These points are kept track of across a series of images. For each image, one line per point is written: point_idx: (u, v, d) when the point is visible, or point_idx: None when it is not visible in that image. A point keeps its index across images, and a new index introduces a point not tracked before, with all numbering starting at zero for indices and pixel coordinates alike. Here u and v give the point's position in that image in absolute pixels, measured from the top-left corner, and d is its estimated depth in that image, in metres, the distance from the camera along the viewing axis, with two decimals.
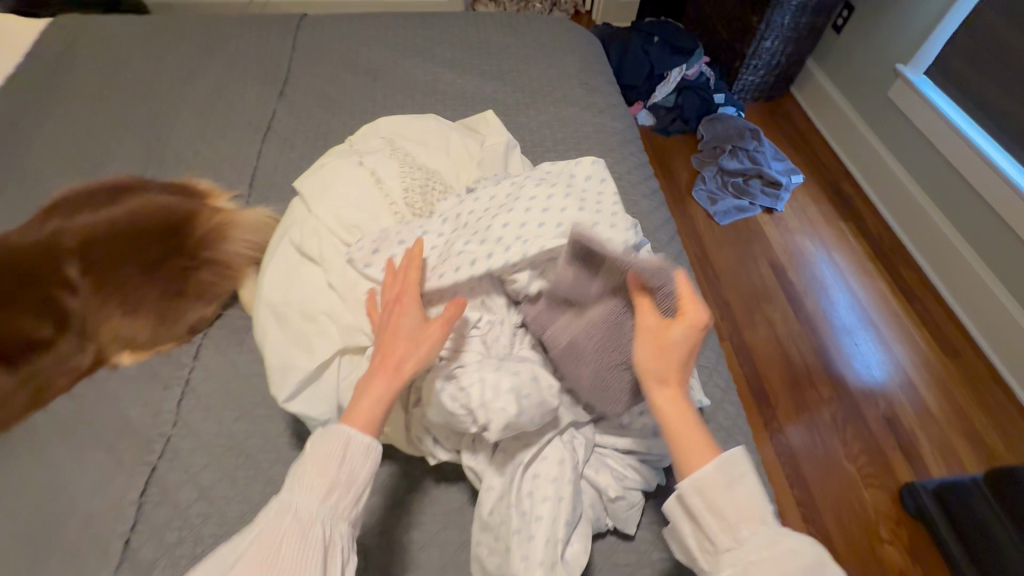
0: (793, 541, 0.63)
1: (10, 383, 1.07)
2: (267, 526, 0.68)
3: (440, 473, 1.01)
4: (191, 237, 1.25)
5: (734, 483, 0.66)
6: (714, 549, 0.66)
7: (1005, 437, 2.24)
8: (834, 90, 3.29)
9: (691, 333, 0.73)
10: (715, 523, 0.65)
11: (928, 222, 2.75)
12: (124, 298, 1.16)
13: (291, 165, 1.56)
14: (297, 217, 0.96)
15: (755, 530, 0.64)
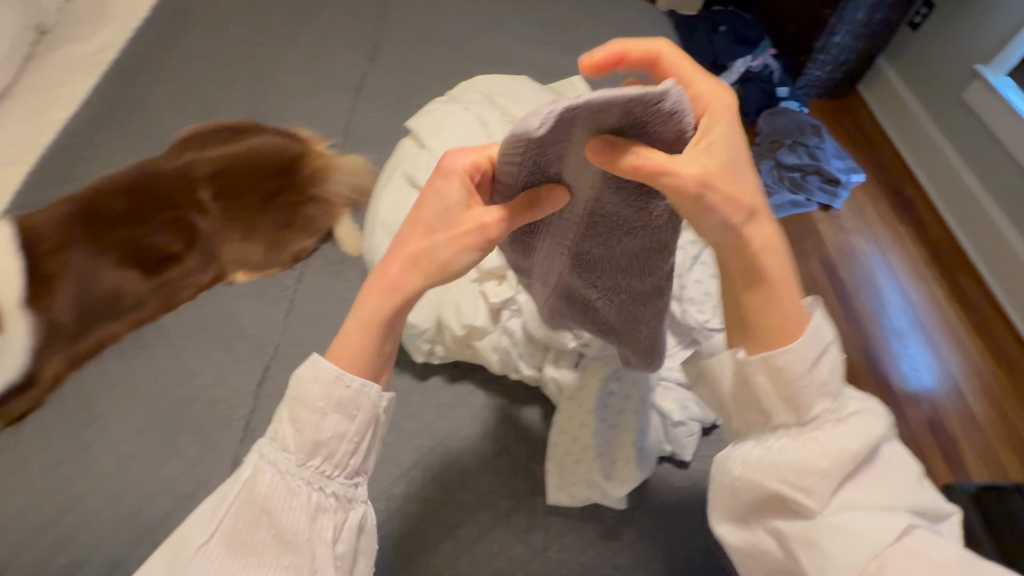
0: (857, 415, 0.73)
1: (147, 289, 1.23)
2: (241, 496, 0.74)
3: (512, 395, 1.13)
4: (298, 176, 1.38)
5: (819, 349, 0.73)
6: (774, 418, 0.75)
7: None
8: (903, 88, 3.22)
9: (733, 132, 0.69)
10: (778, 397, 0.74)
11: (992, 228, 2.70)
12: (242, 225, 1.31)
13: (379, 121, 1.70)
14: (409, 154, 1.08)
15: (818, 403, 0.73)
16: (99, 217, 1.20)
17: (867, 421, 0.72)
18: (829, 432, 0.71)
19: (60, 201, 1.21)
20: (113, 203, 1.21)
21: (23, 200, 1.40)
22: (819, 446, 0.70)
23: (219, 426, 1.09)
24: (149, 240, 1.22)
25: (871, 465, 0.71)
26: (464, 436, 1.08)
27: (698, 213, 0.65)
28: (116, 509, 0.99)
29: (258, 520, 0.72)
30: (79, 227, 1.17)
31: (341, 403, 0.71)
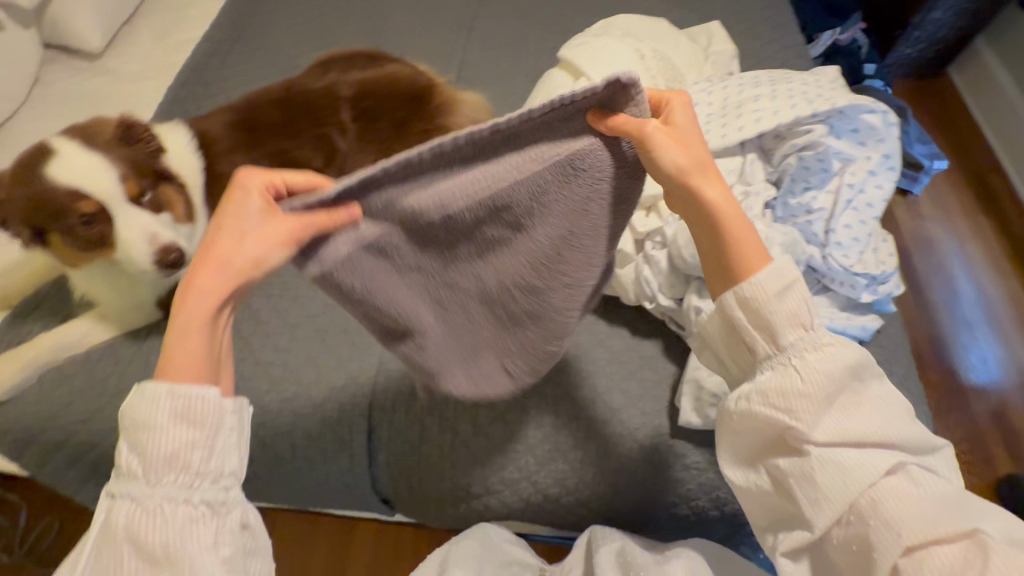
0: (835, 352, 0.72)
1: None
2: (108, 528, 0.61)
3: (635, 329, 1.17)
4: (427, 106, 1.41)
5: (785, 281, 0.73)
6: (759, 355, 0.75)
7: None
8: (1001, 70, 3.00)
9: (682, 109, 0.73)
10: (761, 335, 0.74)
11: None
12: (375, 148, 1.37)
13: (490, 60, 1.70)
14: (561, 84, 1.10)
15: (797, 340, 0.73)
16: (256, 127, 1.30)
17: (846, 358, 0.72)
18: (816, 374, 0.71)
19: (223, 112, 1.32)
20: (270, 116, 1.33)
21: (166, 111, 1.49)
22: (804, 387, 0.71)
23: (361, 330, 1.16)
24: (294, 153, 1.31)
25: (855, 402, 0.72)
26: (592, 359, 1.13)
27: (670, 146, 0.68)
28: (275, 393, 1.09)
29: (145, 528, 0.60)
30: (241, 134, 1.29)
31: (179, 413, 0.61)
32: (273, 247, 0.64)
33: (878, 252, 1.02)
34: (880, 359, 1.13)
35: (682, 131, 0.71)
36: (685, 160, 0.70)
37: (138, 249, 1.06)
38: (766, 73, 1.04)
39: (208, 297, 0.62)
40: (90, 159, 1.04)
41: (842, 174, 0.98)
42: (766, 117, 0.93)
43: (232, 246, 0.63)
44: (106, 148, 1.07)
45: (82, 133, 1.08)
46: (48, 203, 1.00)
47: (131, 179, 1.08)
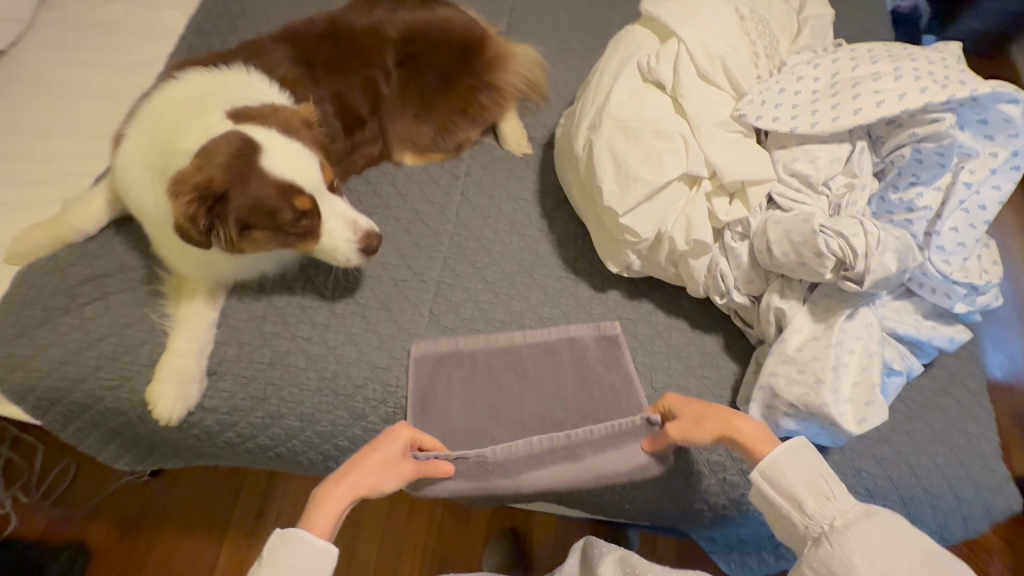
0: (861, 521, 0.63)
1: (339, 140, 1.19)
2: None
3: (696, 322, 1.09)
4: (477, 60, 1.30)
5: (795, 467, 0.70)
6: (797, 529, 0.69)
7: None
8: None
9: (675, 404, 0.88)
10: (792, 507, 0.69)
11: None
12: (418, 101, 1.28)
13: (543, 8, 1.53)
14: (646, 43, 0.98)
15: (824, 508, 0.67)
16: (305, 61, 1.20)
17: (876, 524, 0.63)
18: (847, 542, 0.63)
19: (260, 42, 1.19)
20: (319, 53, 1.21)
21: (189, 43, 1.34)
22: (837, 554, 0.63)
23: (405, 307, 1.10)
24: (336, 94, 1.20)
25: (895, 563, 0.59)
26: (649, 351, 1.07)
27: (678, 427, 0.83)
28: (314, 370, 1.02)
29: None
30: (291, 69, 1.17)
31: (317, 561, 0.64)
32: (393, 479, 0.77)
33: (978, 260, 0.93)
34: (947, 372, 1.07)
35: (692, 412, 0.84)
36: (702, 431, 0.80)
37: (341, 237, 1.01)
38: (884, 46, 0.91)
39: (362, 478, 0.74)
40: (293, 148, 0.96)
41: (957, 170, 0.87)
42: (891, 98, 0.82)
43: (384, 469, 0.77)
44: (299, 135, 1.00)
45: (269, 119, 0.98)
46: (265, 202, 0.94)
47: (326, 166, 1.02)
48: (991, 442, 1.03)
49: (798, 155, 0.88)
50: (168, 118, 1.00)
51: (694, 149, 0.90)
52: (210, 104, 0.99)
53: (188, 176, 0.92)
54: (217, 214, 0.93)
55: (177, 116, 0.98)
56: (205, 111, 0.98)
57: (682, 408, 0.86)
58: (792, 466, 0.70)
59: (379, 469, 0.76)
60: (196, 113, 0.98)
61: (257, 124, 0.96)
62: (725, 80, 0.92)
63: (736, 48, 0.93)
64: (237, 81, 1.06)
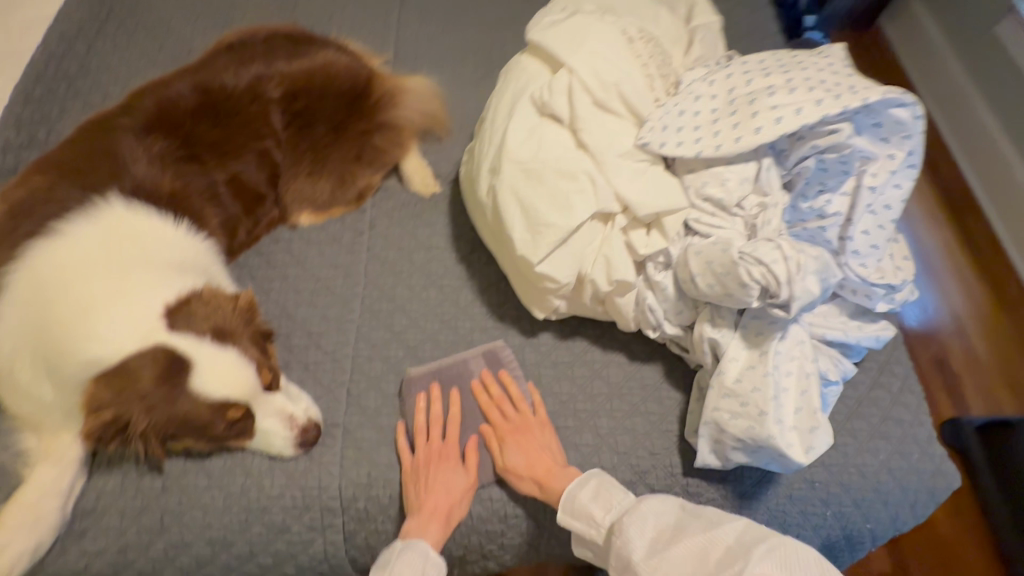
0: (631, 509, 0.74)
1: (242, 225, 1.09)
2: None
3: (632, 354, 1.05)
4: (364, 102, 1.18)
5: (593, 488, 0.81)
6: (598, 541, 0.78)
7: None
8: None
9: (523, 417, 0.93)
10: (586, 524, 0.79)
11: None
12: (311, 157, 1.14)
13: (434, 37, 1.45)
14: (535, 75, 0.91)
15: (614, 513, 0.78)
16: (190, 153, 1.02)
17: (642, 506, 0.74)
18: (629, 534, 0.71)
19: (105, 112, 1.02)
20: (179, 110, 1.03)
21: (22, 117, 1.16)
22: (623, 542, 0.70)
23: (320, 392, 0.98)
24: (218, 172, 1.05)
25: (663, 537, 0.68)
26: (589, 394, 1.00)
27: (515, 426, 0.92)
28: (218, 489, 0.88)
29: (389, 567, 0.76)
30: (148, 140, 0.99)
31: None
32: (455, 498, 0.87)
33: (891, 258, 0.93)
34: (878, 363, 1.08)
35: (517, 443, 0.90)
36: (506, 448, 0.90)
37: (278, 437, 0.88)
38: (772, 56, 0.90)
39: (447, 508, 0.85)
40: (228, 359, 0.82)
41: (861, 174, 0.86)
42: (788, 110, 0.79)
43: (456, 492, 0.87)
44: (238, 340, 0.86)
45: (202, 319, 0.84)
46: (192, 420, 0.81)
47: (264, 366, 0.88)
48: (929, 426, 1.03)
49: (708, 179, 0.84)
50: (60, 291, 0.82)
51: (602, 183, 0.84)
52: (130, 291, 0.83)
53: (108, 398, 0.79)
54: (130, 433, 0.80)
55: (81, 298, 0.82)
56: (127, 305, 0.82)
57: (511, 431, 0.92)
58: (580, 488, 0.81)
59: (451, 489, 0.87)
60: (112, 304, 0.82)
61: (189, 329, 0.82)
62: (622, 107, 0.86)
63: (630, 73, 0.87)
64: (161, 250, 0.90)
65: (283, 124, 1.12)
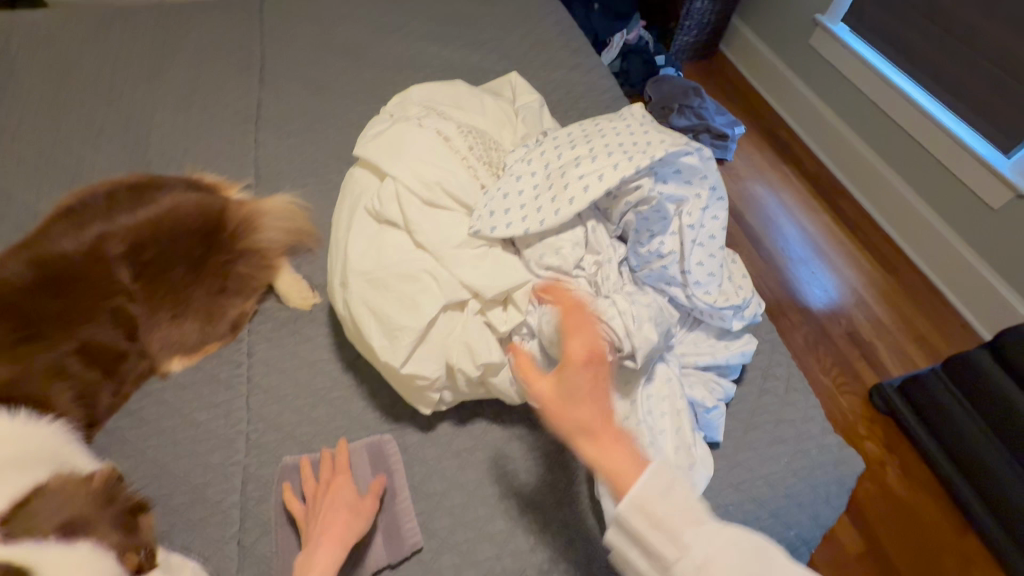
0: (728, 556, 0.57)
1: (103, 390, 1.02)
2: None
3: (533, 423, 1.05)
4: (219, 234, 1.16)
5: (672, 493, 0.61)
6: (660, 562, 0.59)
7: (944, 333, 2.27)
8: (756, 39, 3.15)
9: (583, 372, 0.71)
10: (659, 537, 0.59)
11: (853, 153, 2.67)
12: (170, 302, 1.10)
13: (293, 151, 1.49)
14: (367, 186, 0.95)
15: (695, 535, 0.58)
16: (30, 333, 0.97)
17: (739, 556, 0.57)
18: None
19: None
20: (11, 291, 0.98)
21: None
22: None
23: (210, 552, 0.91)
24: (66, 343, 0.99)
25: None
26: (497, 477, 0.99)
27: (579, 376, 0.70)
28: None
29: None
30: None
31: None
32: (361, 520, 0.88)
33: (732, 280, 1.01)
34: (760, 370, 1.14)
35: (572, 389, 0.68)
36: (570, 418, 0.66)
37: None
38: (579, 128, 0.99)
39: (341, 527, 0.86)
40: (82, 552, 0.75)
41: (679, 215, 0.94)
42: (593, 177, 0.87)
43: (354, 515, 0.88)
44: (94, 527, 0.79)
45: (49, 516, 0.77)
46: None
47: (129, 548, 0.81)
48: (819, 419, 1.10)
49: (544, 251, 0.89)
50: None
51: (445, 277, 0.86)
52: None
53: None
54: None
55: None
56: None
57: (579, 372, 0.71)
58: (654, 489, 0.61)
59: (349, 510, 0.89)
60: None
61: (30, 532, 0.74)
62: (451, 201, 0.91)
63: (452, 169, 0.92)
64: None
65: (134, 277, 1.08)
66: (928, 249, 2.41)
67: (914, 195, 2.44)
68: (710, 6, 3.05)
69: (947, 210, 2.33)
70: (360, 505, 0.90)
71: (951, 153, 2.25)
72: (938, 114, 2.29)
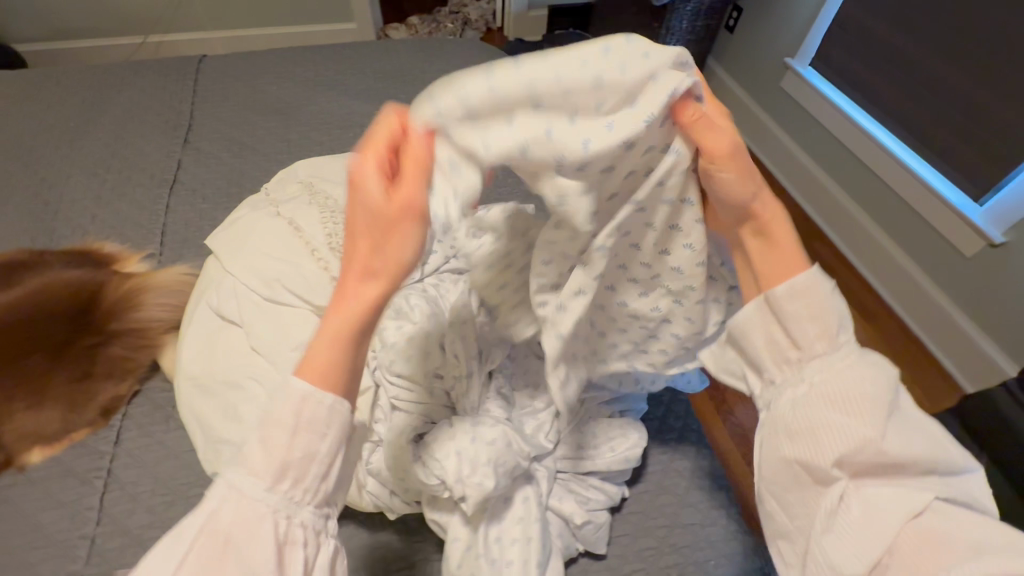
0: (855, 367, 0.65)
1: None
2: (216, 509, 0.56)
3: (405, 527, 0.94)
4: (89, 315, 1.13)
5: (815, 296, 0.66)
6: (780, 365, 0.69)
7: (925, 383, 2.10)
8: (728, 78, 3.08)
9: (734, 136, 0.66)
10: (805, 328, 0.66)
11: (827, 195, 2.56)
12: (25, 390, 1.03)
13: (205, 217, 1.46)
14: (213, 278, 0.90)
15: (826, 346, 0.66)
16: None
17: (863, 371, 0.65)
18: (870, 476, 0.62)
19: None
20: None
21: None
22: (839, 398, 0.63)
23: None
24: None
25: (883, 423, 0.62)
26: None
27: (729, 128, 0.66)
28: None
29: (247, 544, 0.55)
30: None
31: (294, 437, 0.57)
32: (405, 238, 0.57)
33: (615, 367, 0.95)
34: (660, 463, 1.04)
35: (732, 144, 0.64)
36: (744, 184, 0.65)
37: None
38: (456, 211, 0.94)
39: (366, 261, 0.57)
40: None
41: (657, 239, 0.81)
42: (569, 168, 0.61)
43: (384, 229, 0.56)
44: None
45: None
46: None
47: None
48: (722, 523, 0.98)
49: (393, 359, 0.86)
50: None
51: (274, 385, 0.79)
52: None
53: None
54: None
55: None
56: None
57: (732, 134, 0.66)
58: (813, 282, 0.67)
59: (373, 228, 0.56)
60: None
61: None
62: (292, 298, 0.83)
63: (296, 263, 0.86)
64: None
65: None
66: (914, 303, 2.25)
67: (895, 244, 2.31)
68: (683, 48, 2.98)
69: (926, 262, 2.19)
70: (394, 200, 0.56)
71: (923, 199, 2.14)
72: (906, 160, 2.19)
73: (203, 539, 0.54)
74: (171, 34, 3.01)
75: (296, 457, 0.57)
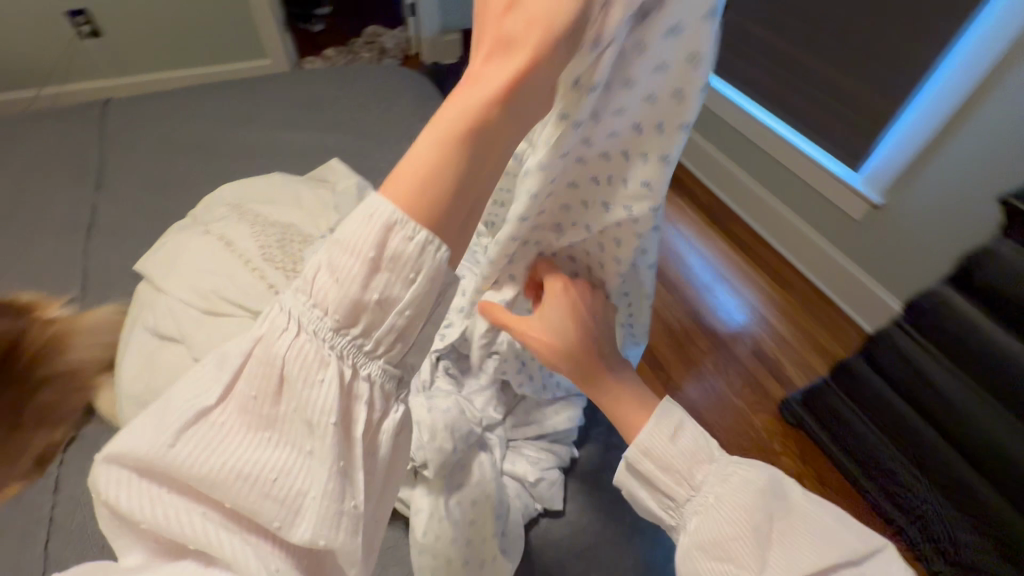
0: (724, 488, 0.63)
1: None
2: (258, 356, 0.48)
3: None
4: (10, 364, 1.05)
5: (728, 500, 0.61)
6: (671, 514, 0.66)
7: (839, 337, 2.32)
8: None
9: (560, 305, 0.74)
10: (665, 477, 0.66)
11: (733, 178, 2.81)
12: None
13: (127, 258, 1.43)
14: (147, 302, 0.90)
15: (689, 475, 0.66)
16: None
17: (732, 486, 0.62)
18: None
19: None
20: None
21: None
22: (711, 532, 0.60)
23: None
24: None
25: (765, 537, 0.59)
26: None
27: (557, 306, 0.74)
28: None
29: (303, 385, 0.47)
30: None
31: (340, 273, 0.46)
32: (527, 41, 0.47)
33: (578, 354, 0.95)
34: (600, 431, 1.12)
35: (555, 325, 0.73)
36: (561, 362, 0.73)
37: None
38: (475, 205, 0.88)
39: (499, 26, 0.48)
40: None
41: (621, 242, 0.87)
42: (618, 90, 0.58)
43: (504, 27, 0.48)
44: None
45: None
46: None
47: None
48: None
49: None
50: None
51: None
52: None
53: None
54: None
55: None
56: None
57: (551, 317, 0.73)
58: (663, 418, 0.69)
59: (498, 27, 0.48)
60: None
61: None
62: (231, 307, 0.86)
63: (233, 275, 0.88)
64: None
65: None
66: (818, 266, 2.48)
67: (799, 219, 2.53)
68: None
69: (834, 235, 2.39)
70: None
71: (811, 171, 2.39)
72: (792, 139, 2.44)
73: (252, 370, 0.47)
74: (72, 83, 2.91)
75: (370, 302, 0.47)
